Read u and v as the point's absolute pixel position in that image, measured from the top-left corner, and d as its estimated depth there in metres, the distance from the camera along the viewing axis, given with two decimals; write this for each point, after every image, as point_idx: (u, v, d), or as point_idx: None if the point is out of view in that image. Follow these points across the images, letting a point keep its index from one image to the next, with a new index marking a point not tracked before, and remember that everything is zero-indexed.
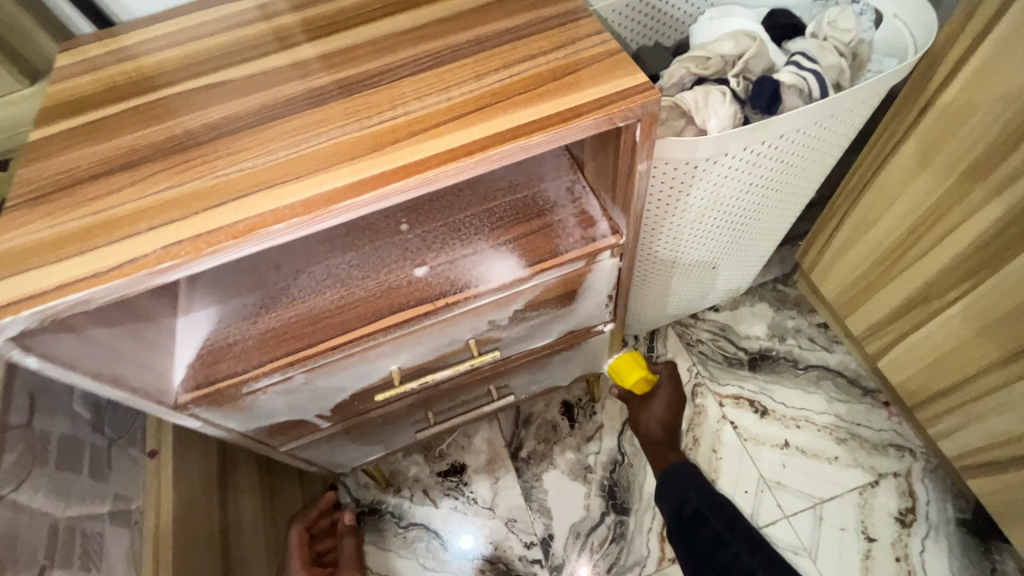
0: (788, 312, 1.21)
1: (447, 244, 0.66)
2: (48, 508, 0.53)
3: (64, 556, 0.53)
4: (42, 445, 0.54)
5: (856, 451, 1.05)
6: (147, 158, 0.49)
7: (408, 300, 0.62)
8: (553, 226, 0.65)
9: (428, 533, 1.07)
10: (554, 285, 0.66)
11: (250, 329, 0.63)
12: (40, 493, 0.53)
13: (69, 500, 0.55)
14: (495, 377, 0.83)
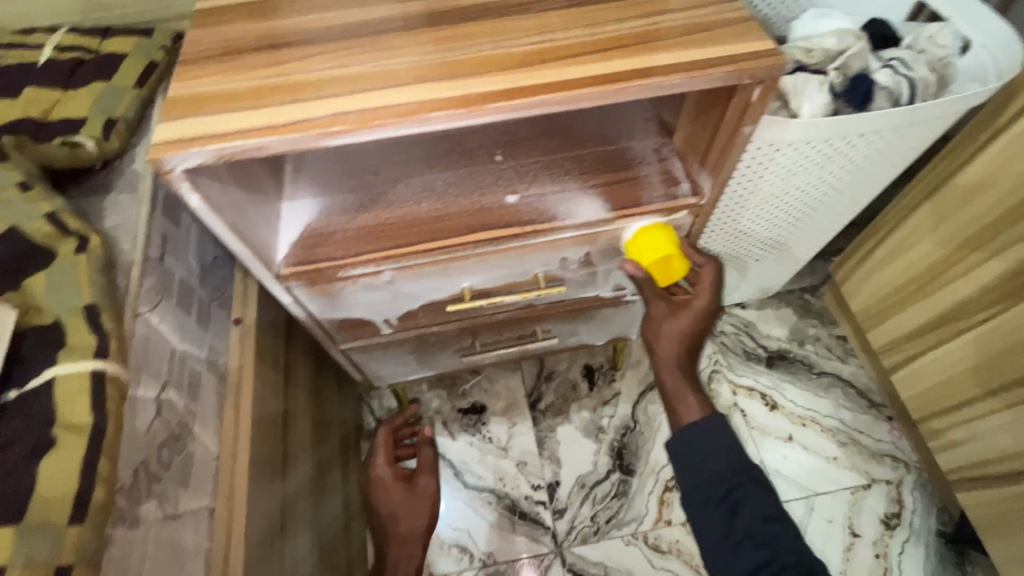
0: (811, 320, 1.27)
1: (539, 178, 0.72)
2: (168, 335, 0.60)
3: (175, 379, 0.59)
4: (168, 282, 0.62)
5: (854, 454, 1.11)
6: (305, 42, 0.54)
7: (500, 221, 0.68)
8: (639, 178, 0.71)
9: (443, 461, 1.14)
10: (629, 233, 0.72)
11: (350, 223, 0.69)
12: (166, 321, 0.60)
13: (183, 336, 0.62)
14: (543, 318, 0.89)
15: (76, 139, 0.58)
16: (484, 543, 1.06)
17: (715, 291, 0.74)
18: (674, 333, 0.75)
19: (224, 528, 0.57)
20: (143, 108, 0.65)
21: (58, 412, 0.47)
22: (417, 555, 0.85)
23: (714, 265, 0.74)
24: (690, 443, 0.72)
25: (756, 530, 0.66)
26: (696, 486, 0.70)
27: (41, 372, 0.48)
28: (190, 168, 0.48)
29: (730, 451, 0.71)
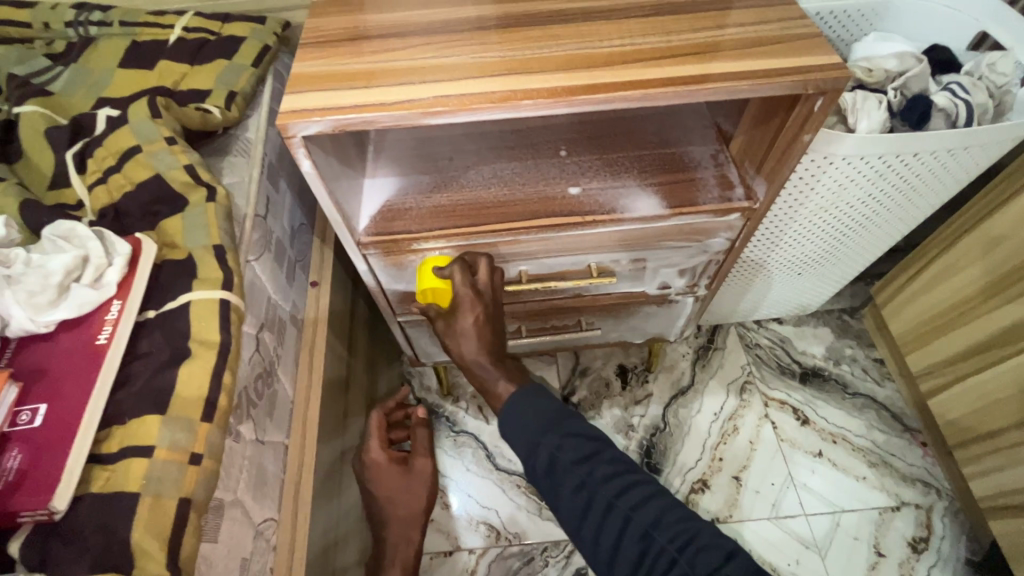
0: (848, 341, 1.27)
1: (600, 174, 0.77)
2: (266, 284, 0.67)
3: (270, 324, 0.67)
4: (268, 239, 0.69)
5: (884, 476, 1.11)
6: (380, 36, 0.60)
7: (563, 210, 0.73)
8: (696, 181, 0.75)
9: (476, 443, 1.18)
10: (682, 230, 0.76)
11: (424, 202, 0.75)
12: (266, 272, 0.68)
13: (277, 288, 0.69)
14: (588, 310, 0.93)
15: (206, 107, 0.67)
16: (511, 523, 1.10)
17: (477, 292, 0.68)
18: (471, 331, 0.67)
19: (297, 462, 0.65)
20: (255, 84, 0.73)
21: (191, 329, 0.54)
22: (415, 538, 0.79)
23: (459, 270, 0.69)
24: (509, 416, 0.62)
25: (575, 477, 0.58)
26: (553, 449, 0.59)
27: (178, 296, 0.55)
28: (309, 136, 0.55)
29: (535, 412, 0.61)
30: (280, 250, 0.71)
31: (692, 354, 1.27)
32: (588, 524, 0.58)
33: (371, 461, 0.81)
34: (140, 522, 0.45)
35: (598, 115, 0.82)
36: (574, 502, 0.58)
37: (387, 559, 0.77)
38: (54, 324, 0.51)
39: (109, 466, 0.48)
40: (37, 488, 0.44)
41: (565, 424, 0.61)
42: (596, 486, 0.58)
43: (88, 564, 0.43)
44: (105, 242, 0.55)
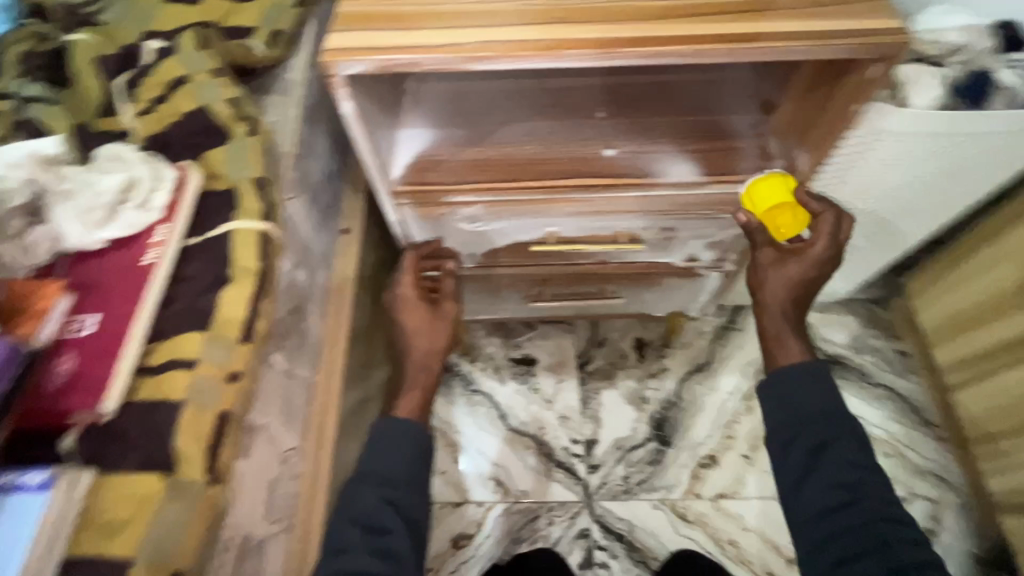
0: (874, 332, 1.25)
1: (637, 137, 0.76)
2: (298, 226, 0.68)
3: (304, 263, 0.68)
4: (306, 180, 0.71)
5: (897, 467, 1.11)
6: None
7: (598, 170, 0.74)
8: (734, 149, 0.74)
9: (490, 402, 1.21)
10: (717, 200, 0.76)
11: (458, 155, 0.76)
12: (300, 212, 0.69)
13: (315, 227, 0.72)
14: (612, 278, 0.93)
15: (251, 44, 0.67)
16: (520, 481, 1.13)
17: (834, 245, 0.67)
18: (779, 279, 0.69)
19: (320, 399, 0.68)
20: (297, 25, 0.73)
21: (230, 258, 0.56)
22: (437, 371, 0.74)
23: (830, 213, 0.67)
24: (787, 386, 0.66)
25: (843, 475, 0.61)
26: (837, 435, 0.63)
27: (218, 227, 0.57)
28: (351, 76, 0.55)
29: (826, 392, 0.65)
30: (313, 193, 0.72)
31: (712, 333, 1.26)
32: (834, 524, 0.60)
33: (396, 294, 0.77)
34: (180, 429, 0.49)
35: (639, 78, 0.80)
36: (820, 496, 0.61)
37: (408, 384, 0.72)
38: (105, 241, 0.53)
39: (152, 378, 0.50)
40: (88, 391, 0.47)
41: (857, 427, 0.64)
42: (865, 500, 0.60)
43: (135, 462, 0.47)
44: (152, 166, 0.56)
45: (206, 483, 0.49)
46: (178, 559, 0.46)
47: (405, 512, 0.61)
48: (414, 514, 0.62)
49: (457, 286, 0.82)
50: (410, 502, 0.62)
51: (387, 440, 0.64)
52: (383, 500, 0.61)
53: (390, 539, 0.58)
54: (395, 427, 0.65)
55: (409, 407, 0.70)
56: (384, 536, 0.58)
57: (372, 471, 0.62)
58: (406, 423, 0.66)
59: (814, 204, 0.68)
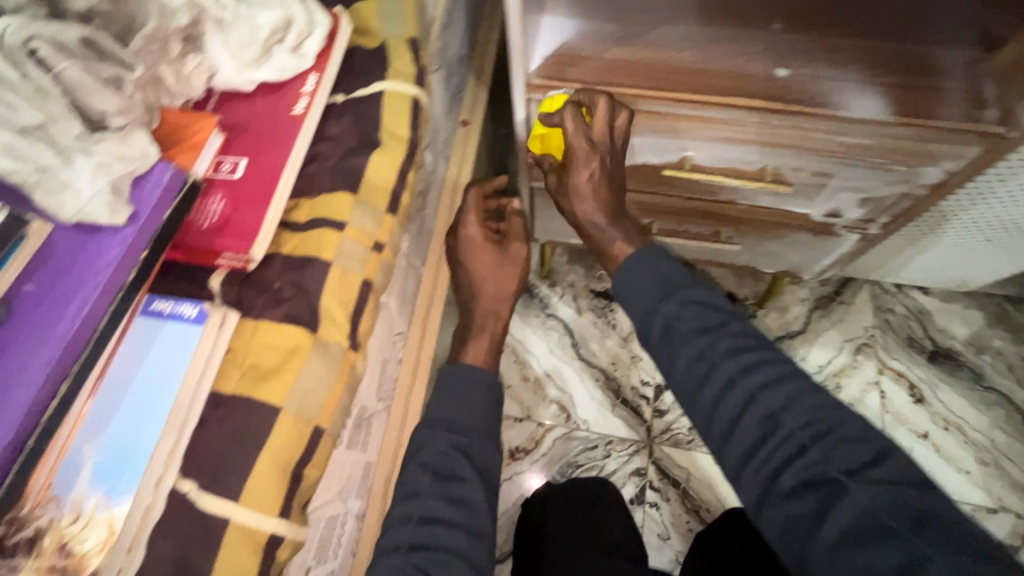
0: (1000, 332, 1.13)
1: (818, 60, 0.64)
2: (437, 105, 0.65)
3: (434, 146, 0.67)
4: (446, 55, 0.67)
5: (992, 477, 1.03)
6: None
7: (765, 92, 0.63)
8: (937, 89, 0.62)
9: (564, 329, 1.19)
10: (897, 147, 0.65)
11: (603, 53, 0.67)
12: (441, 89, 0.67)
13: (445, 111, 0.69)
14: (734, 222, 0.85)
15: None
16: (583, 410, 1.12)
17: (592, 141, 0.62)
18: (586, 191, 0.63)
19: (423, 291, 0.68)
20: None
21: (381, 122, 0.55)
22: (504, 316, 0.73)
23: (602, 103, 0.62)
24: (627, 278, 0.58)
25: (695, 347, 0.52)
26: (679, 314, 0.54)
27: (369, 85, 0.56)
28: None
29: (663, 272, 0.56)
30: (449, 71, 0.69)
31: (812, 302, 1.17)
32: (726, 424, 0.51)
33: (463, 236, 0.75)
34: (329, 288, 0.49)
35: None
36: (726, 398, 0.50)
37: (476, 327, 0.71)
38: (254, 84, 0.52)
39: (296, 234, 0.50)
40: (239, 234, 0.47)
41: (683, 291, 0.55)
42: (721, 368, 0.51)
43: (283, 312, 0.47)
44: (307, 8, 0.53)
45: (349, 348, 0.49)
46: (318, 418, 0.47)
47: (479, 461, 0.61)
48: (487, 462, 0.62)
49: (524, 226, 0.79)
50: (483, 449, 0.62)
51: (460, 385, 0.65)
52: (454, 447, 0.61)
53: (464, 487, 0.58)
54: (465, 373, 0.66)
55: (477, 350, 0.69)
56: (459, 484, 0.58)
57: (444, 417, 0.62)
58: (472, 372, 0.66)
59: (584, 101, 0.64)
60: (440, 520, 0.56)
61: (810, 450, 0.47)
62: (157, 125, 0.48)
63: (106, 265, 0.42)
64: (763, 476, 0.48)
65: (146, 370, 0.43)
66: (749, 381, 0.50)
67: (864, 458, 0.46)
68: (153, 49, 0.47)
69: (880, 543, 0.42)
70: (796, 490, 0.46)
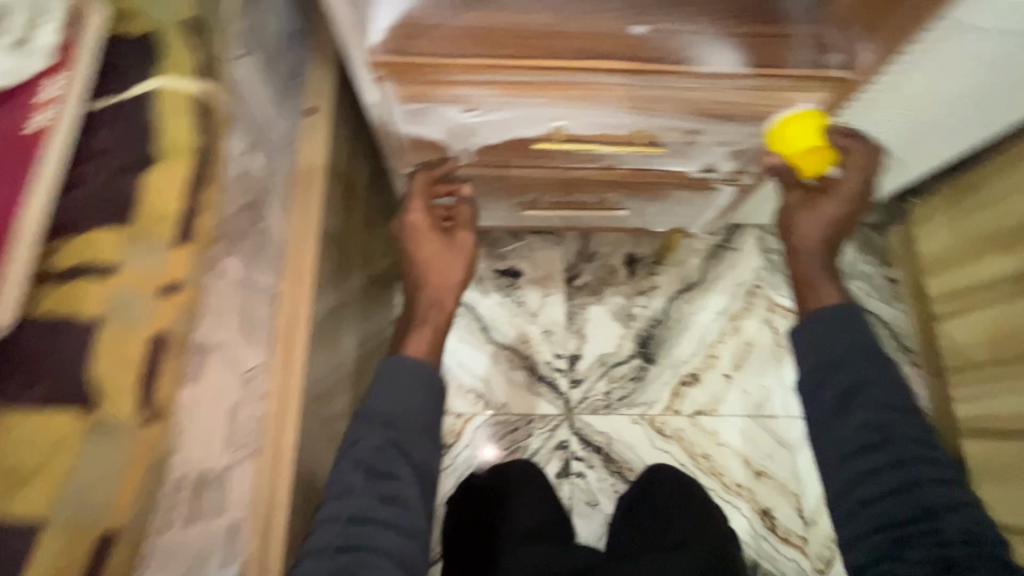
0: (868, 258, 1.22)
1: (672, 12, 0.62)
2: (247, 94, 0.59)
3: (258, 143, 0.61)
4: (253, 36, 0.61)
5: None
6: None
7: (622, 51, 0.60)
8: (788, 38, 0.61)
9: (472, 314, 1.15)
10: (760, 98, 0.64)
11: (454, 19, 0.60)
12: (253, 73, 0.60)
13: (267, 102, 0.63)
14: (618, 187, 0.83)
15: None
16: (500, 394, 1.10)
17: (860, 185, 0.65)
18: (829, 222, 0.66)
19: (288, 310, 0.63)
20: None
21: (152, 126, 0.43)
22: (448, 306, 0.68)
23: (857, 151, 0.65)
24: (820, 324, 0.61)
25: (876, 418, 0.57)
26: (866, 374, 0.59)
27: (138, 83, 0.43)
28: None
29: (851, 335, 0.60)
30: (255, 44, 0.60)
31: (706, 252, 1.20)
32: (870, 479, 0.57)
33: (409, 223, 0.70)
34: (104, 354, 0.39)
35: None
36: (885, 474, 0.56)
37: (417, 321, 0.66)
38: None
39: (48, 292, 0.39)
40: None
41: (878, 356, 0.60)
42: (856, 420, 0.58)
43: (42, 394, 0.37)
44: None
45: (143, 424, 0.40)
46: (109, 519, 0.38)
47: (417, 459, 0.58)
48: (427, 458, 0.59)
49: (474, 213, 0.75)
50: (422, 448, 0.59)
51: (398, 382, 0.60)
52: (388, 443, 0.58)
53: (399, 485, 0.56)
54: (408, 369, 0.61)
55: (418, 343, 0.64)
56: (392, 481, 0.56)
57: (382, 413, 0.59)
58: (410, 365, 0.61)
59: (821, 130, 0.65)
60: (371, 520, 0.55)
61: (924, 498, 0.55)
62: None
63: None
64: (888, 539, 0.55)
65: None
66: (914, 466, 0.56)
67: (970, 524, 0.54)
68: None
69: (927, 561, 0.53)
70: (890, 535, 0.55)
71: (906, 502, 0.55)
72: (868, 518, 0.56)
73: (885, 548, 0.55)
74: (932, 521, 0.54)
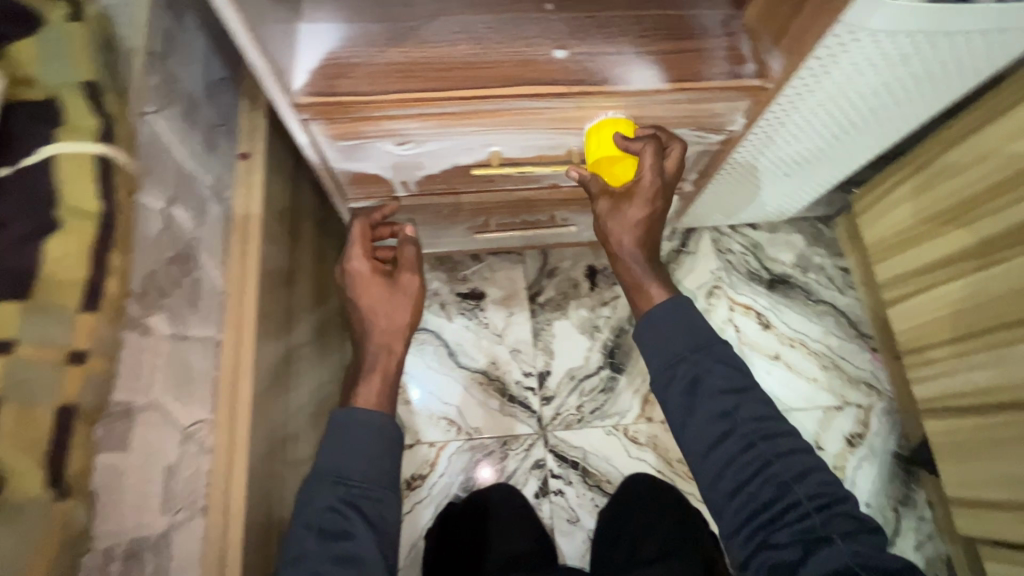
0: (818, 250, 1.26)
1: (592, 36, 0.63)
2: (166, 145, 0.59)
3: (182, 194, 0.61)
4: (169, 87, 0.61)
5: (834, 379, 1.16)
6: None
7: (544, 77, 0.61)
8: (702, 52, 0.64)
9: (438, 340, 1.14)
10: (683, 111, 0.66)
11: (376, 58, 0.61)
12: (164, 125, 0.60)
13: (189, 154, 0.63)
14: (565, 203, 0.85)
15: None
16: (473, 418, 1.09)
17: (661, 183, 0.64)
18: (637, 225, 0.65)
19: (230, 359, 0.63)
20: None
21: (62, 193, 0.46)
22: (398, 351, 0.70)
23: (651, 149, 0.62)
24: (656, 324, 0.62)
25: (721, 405, 0.59)
26: (702, 365, 0.60)
27: (38, 149, 0.45)
28: None
29: (685, 325, 0.62)
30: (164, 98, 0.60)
31: (664, 258, 1.23)
32: (734, 470, 0.58)
33: (349, 272, 0.71)
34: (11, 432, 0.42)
35: None
36: (739, 457, 0.58)
37: (366, 368, 0.68)
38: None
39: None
40: None
41: (719, 346, 0.62)
42: (716, 417, 0.59)
43: None
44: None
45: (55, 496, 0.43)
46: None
47: (372, 513, 0.60)
48: (382, 514, 0.61)
49: (419, 252, 0.74)
50: (380, 501, 0.61)
51: (344, 437, 0.62)
52: (343, 501, 0.60)
53: (354, 544, 0.57)
54: (359, 419, 0.63)
55: (369, 394, 0.66)
56: (348, 542, 0.57)
57: (334, 469, 0.61)
58: (356, 416, 0.64)
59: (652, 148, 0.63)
60: None
61: (775, 473, 0.57)
62: None
63: None
64: (762, 531, 0.55)
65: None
66: (772, 445, 0.58)
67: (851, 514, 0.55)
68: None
69: (797, 545, 0.54)
70: (786, 541, 0.54)
71: (766, 482, 0.56)
72: (736, 507, 0.57)
73: (754, 535, 0.55)
74: (789, 495, 0.56)
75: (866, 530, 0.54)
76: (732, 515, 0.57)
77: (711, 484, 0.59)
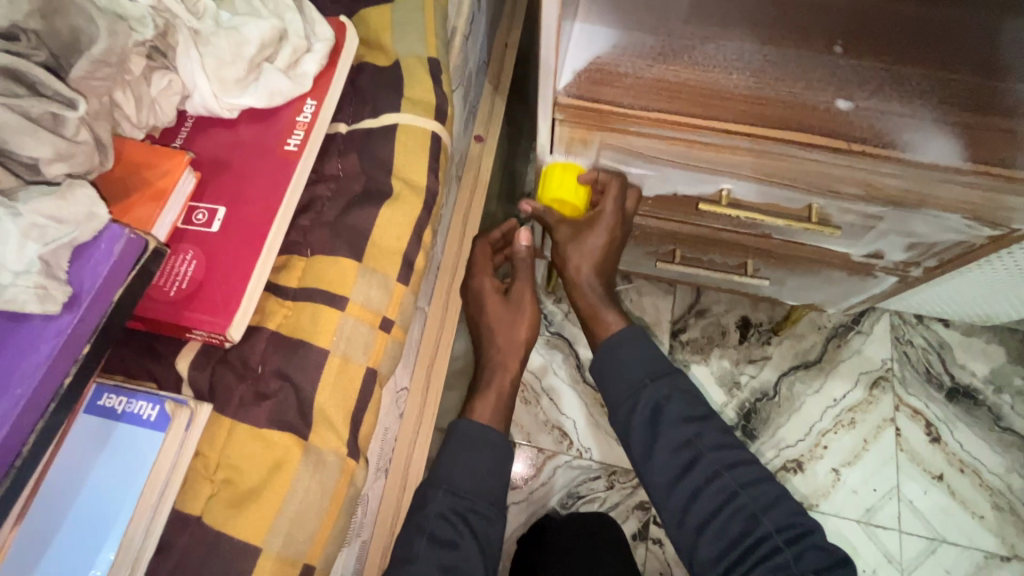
0: (1020, 370, 1.08)
1: (885, 90, 0.56)
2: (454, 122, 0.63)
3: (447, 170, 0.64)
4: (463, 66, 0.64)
5: (1005, 523, 0.99)
6: None
7: (821, 127, 0.56)
8: (1016, 134, 0.55)
9: (568, 348, 1.12)
10: (968, 194, 0.57)
11: (643, 70, 0.58)
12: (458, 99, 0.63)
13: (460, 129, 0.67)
14: (767, 255, 0.78)
15: None
16: (586, 438, 1.06)
17: (620, 217, 0.68)
18: (594, 255, 0.71)
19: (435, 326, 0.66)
20: None
21: (395, 160, 0.48)
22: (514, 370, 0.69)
23: (618, 183, 0.66)
24: (618, 354, 0.67)
25: (682, 433, 0.63)
26: (663, 398, 0.64)
27: (383, 114, 0.49)
28: None
29: (647, 355, 0.67)
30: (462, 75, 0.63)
31: (830, 330, 1.11)
32: (708, 512, 0.60)
33: (473, 287, 0.71)
34: (329, 383, 0.41)
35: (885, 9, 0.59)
36: (706, 490, 0.60)
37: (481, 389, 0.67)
38: (236, 111, 0.45)
39: (287, 301, 0.43)
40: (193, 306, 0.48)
41: (676, 376, 0.66)
42: (689, 449, 0.62)
43: (266, 408, 0.40)
44: (306, 17, 0.46)
45: (347, 457, 0.41)
46: (308, 555, 0.39)
47: (479, 531, 0.59)
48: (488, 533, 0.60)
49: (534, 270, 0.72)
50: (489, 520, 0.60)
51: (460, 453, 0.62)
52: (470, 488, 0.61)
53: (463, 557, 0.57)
54: (476, 433, 0.63)
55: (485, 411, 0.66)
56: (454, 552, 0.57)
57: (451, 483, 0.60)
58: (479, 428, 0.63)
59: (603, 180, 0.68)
60: None
61: (742, 504, 0.59)
62: (113, 164, 0.40)
63: (36, 367, 0.33)
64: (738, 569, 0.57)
65: (97, 474, 0.36)
66: (735, 475, 0.61)
67: (826, 561, 0.57)
68: (102, 75, 0.38)
69: None
70: None
71: (735, 515, 0.59)
72: (707, 544, 0.59)
73: None
74: (758, 530, 0.58)
75: (837, 564, 0.57)
76: (705, 555, 0.59)
77: (686, 524, 0.61)
